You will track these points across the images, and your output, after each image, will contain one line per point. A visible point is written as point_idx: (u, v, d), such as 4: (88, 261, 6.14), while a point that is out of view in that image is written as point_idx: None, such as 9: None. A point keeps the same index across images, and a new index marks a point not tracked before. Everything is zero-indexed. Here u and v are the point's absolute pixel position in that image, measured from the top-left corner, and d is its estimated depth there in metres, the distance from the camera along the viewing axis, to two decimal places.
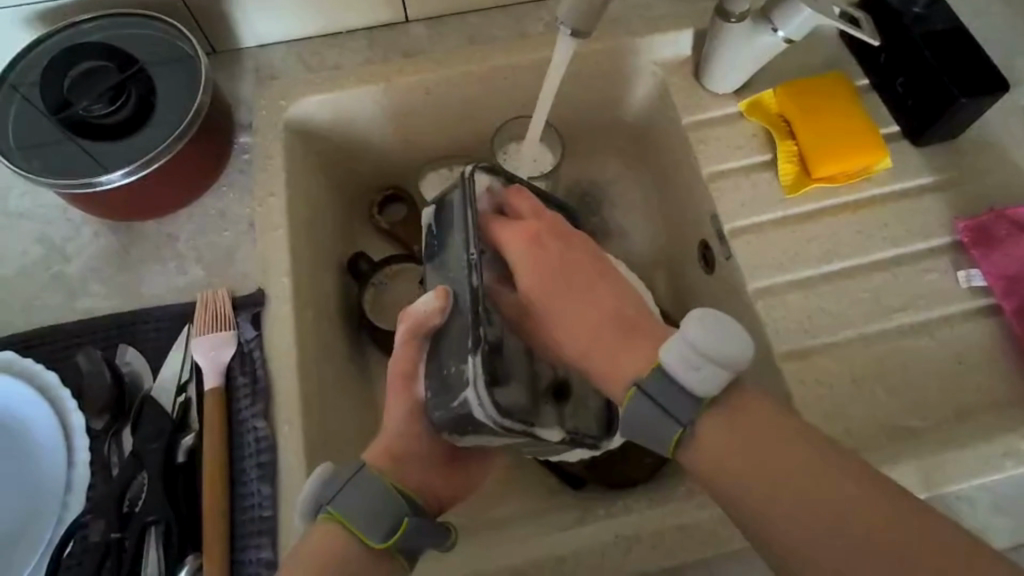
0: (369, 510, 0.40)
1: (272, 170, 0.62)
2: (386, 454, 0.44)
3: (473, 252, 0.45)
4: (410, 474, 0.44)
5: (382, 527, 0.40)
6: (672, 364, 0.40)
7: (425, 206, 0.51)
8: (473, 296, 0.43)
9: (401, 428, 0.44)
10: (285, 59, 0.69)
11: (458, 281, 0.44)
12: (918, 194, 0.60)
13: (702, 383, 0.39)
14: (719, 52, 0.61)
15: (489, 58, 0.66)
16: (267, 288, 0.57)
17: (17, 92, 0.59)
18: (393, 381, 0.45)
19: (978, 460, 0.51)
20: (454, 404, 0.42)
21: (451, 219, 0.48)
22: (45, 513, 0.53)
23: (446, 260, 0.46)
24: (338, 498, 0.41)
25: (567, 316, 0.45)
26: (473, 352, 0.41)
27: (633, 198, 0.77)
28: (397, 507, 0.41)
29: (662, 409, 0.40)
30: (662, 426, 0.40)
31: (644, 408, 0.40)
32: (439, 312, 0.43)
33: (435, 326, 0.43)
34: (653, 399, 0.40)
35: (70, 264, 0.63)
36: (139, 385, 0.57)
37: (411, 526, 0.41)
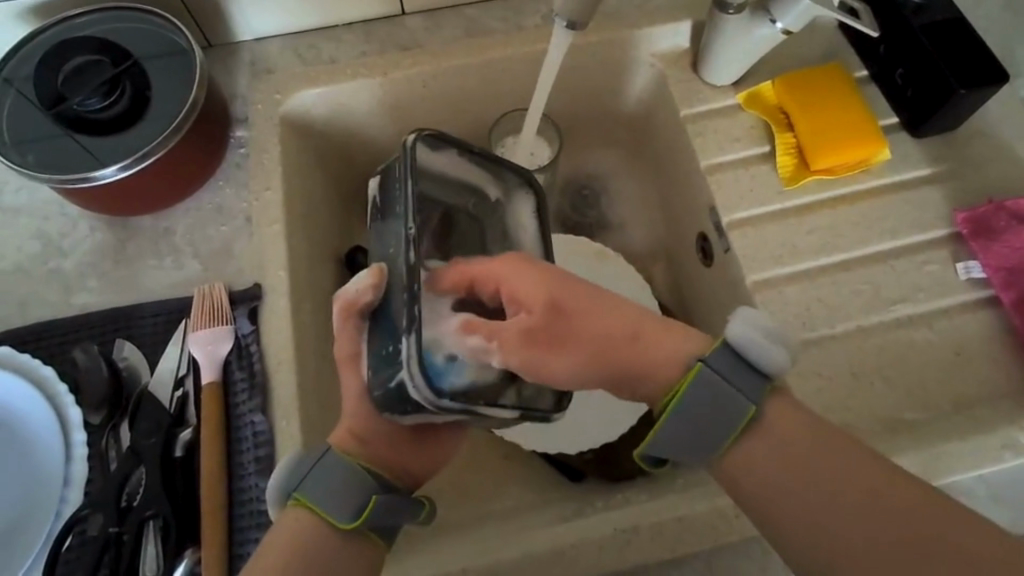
0: (336, 491, 0.40)
1: (268, 164, 0.61)
2: (348, 434, 0.43)
3: (411, 225, 0.42)
4: (378, 451, 0.44)
5: (348, 508, 0.40)
6: (742, 339, 0.39)
7: (368, 180, 0.47)
8: (408, 271, 0.40)
9: (356, 406, 0.44)
10: (281, 52, 0.68)
11: (393, 256, 0.42)
12: (918, 186, 0.60)
13: (775, 357, 0.39)
14: (717, 44, 0.61)
15: (486, 51, 0.66)
16: (264, 282, 0.57)
17: (11, 87, 0.59)
18: (341, 363, 0.44)
19: (977, 452, 0.51)
20: (392, 382, 0.40)
21: (393, 192, 0.44)
22: (43, 508, 0.53)
23: (385, 238, 0.43)
24: (303, 482, 0.41)
25: (597, 316, 0.42)
26: (407, 331, 0.39)
27: (631, 191, 0.77)
28: (365, 484, 0.41)
29: (728, 383, 0.39)
30: (732, 403, 0.39)
31: (711, 385, 0.39)
32: (370, 289, 0.41)
33: (367, 303, 0.42)
34: (721, 373, 0.39)
35: (66, 259, 0.63)
36: (137, 380, 0.57)
37: (380, 504, 0.41)
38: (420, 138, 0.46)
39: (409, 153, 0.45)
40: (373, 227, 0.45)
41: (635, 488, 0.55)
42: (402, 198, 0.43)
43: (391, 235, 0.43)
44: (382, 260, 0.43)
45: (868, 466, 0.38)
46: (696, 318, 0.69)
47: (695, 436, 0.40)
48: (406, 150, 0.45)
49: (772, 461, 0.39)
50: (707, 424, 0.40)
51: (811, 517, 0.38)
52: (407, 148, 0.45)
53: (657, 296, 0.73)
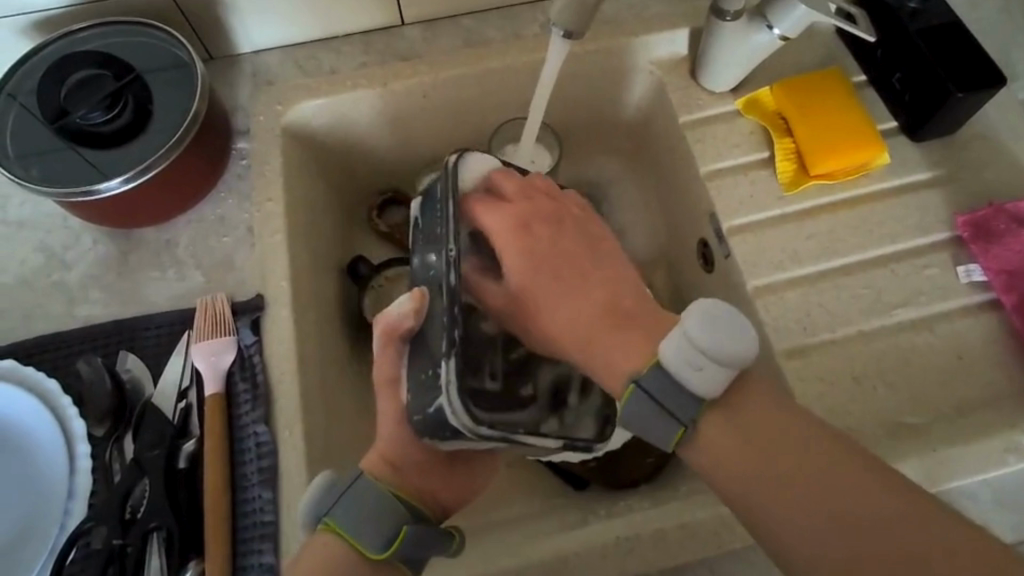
0: (366, 519, 0.40)
1: (270, 175, 0.62)
2: (380, 460, 0.43)
3: (452, 247, 0.44)
4: (409, 478, 0.43)
5: (379, 537, 0.40)
6: (673, 362, 0.39)
7: (413, 199, 0.50)
8: (449, 294, 0.42)
9: (392, 434, 0.43)
10: (281, 63, 0.69)
11: (433, 278, 0.44)
12: (917, 190, 0.60)
13: (704, 379, 0.38)
14: (715, 51, 0.61)
15: (485, 60, 0.66)
16: (266, 292, 0.57)
17: (14, 101, 0.59)
18: (380, 387, 0.44)
19: (980, 456, 0.51)
20: (431, 408, 0.41)
21: (435, 212, 0.47)
22: (48, 520, 0.53)
23: (426, 259, 0.45)
24: (334, 508, 0.41)
25: (558, 303, 0.44)
26: (446, 355, 0.41)
27: (631, 198, 0.77)
28: (396, 514, 0.41)
29: (659, 405, 0.39)
30: (663, 423, 0.39)
31: (644, 405, 0.39)
32: (412, 314, 0.42)
33: (408, 329, 0.43)
34: (653, 395, 0.39)
35: (69, 271, 0.63)
36: (140, 391, 0.57)
37: (410, 536, 0.40)
38: (462, 157, 0.48)
39: (451, 173, 0.47)
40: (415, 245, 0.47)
41: (639, 495, 0.55)
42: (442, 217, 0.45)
43: (430, 255, 0.45)
44: (425, 284, 0.44)
45: (860, 471, 0.36)
46: None
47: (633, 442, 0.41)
48: (447, 170, 0.48)
49: (758, 458, 0.38)
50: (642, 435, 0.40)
51: (797, 520, 0.36)
52: (447, 169, 0.48)
53: (657, 302, 0.73)
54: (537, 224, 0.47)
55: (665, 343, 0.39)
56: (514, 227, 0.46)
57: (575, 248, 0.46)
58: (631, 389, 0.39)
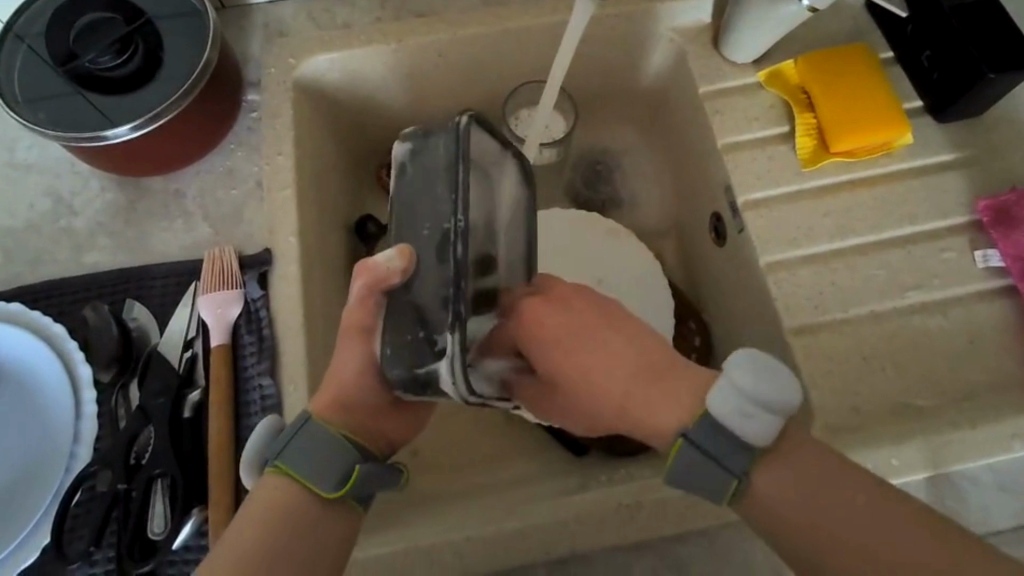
0: (320, 460, 0.39)
1: (279, 129, 0.61)
2: (333, 404, 0.42)
3: (460, 216, 0.38)
4: (360, 421, 0.43)
5: (332, 478, 0.39)
6: (720, 412, 0.37)
7: (398, 140, 0.43)
8: (456, 267, 0.37)
9: (348, 377, 0.42)
10: (294, 15, 0.67)
11: (431, 244, 0.39)
12: (939, 171, 0.59)
13: (757, 432, 0.37)
14: (740, 20, 0.59)
15: (504, 20, 0.64)
16: (274, 249, 0.57)
17: (21, 43, 0.58)
18: (349, 334, 0.42)
19: (986, 440, 0.51)
20: (420, 368, 0.38)
21: (435, 173, 0.40)
22: (55, 461, 0.54)
23: (420, 215, 0.40)
24: (284, 451, 0.40)
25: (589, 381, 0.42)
26: (452, 328, 0.36)
27: (645, 168, 0.77)
28: (348, 455, 0.40)
29: (712, 457, 0.37)
30: (713, 474, 0.37)
31: (694, 463, 0.37)
32: (400, 272, 0.39)
33: (394, 286, 0.39)
34: (703, 452, 0.37)
35: (77, 218, 0.63)
36: (146, 340, 0.57)
37: (363, 475, 0.40)
38: (472, 120, 0.41)
39: (460, 136, 0.40)
40: (399, 203, 0.41)
41: (640, 464, 0.55)
42: (450, 187, 0.39)
43: (432, 215, 0.39)
44: (412, 241, 0.40)
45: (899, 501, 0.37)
46: (707, 297, 0.68)
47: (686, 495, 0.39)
48: (459, 130, 0.41)
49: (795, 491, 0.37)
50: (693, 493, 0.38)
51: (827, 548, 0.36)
52: (457, 130, 0.40)
53: (669, 276, 0.73)
54: (549, 304, 0.43)
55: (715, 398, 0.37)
56: (530, 317, 0.43)
57: (595, 316, 0.42)
58: (681, 449, 0.37)
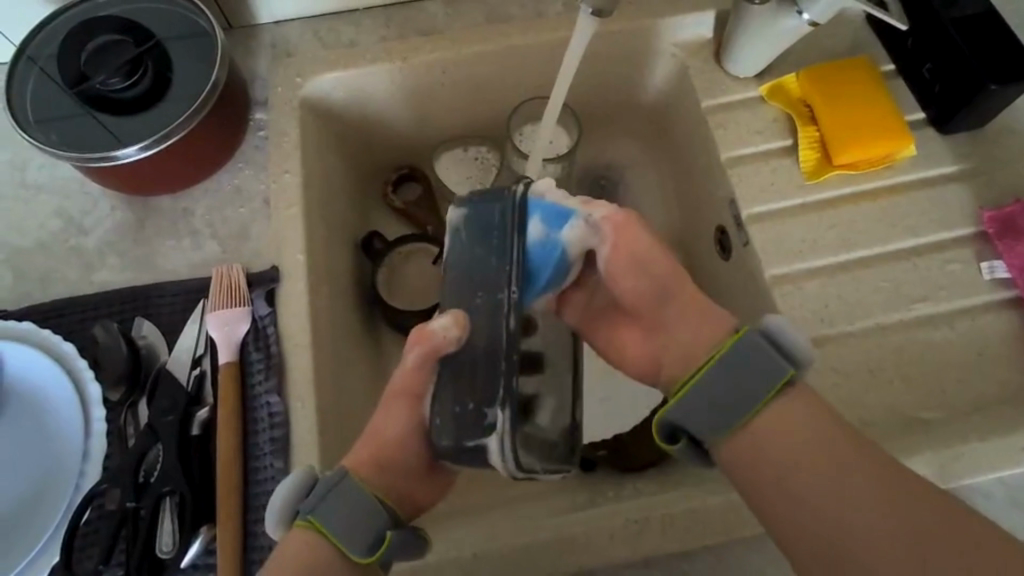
0: (352, 519, 0.38)
1: (287, 147, 0.61)
2: (371, 463, 0.41)
3: (514, 290, 0.40)
4: (395, 483, 0.41)
5: (364, 541, 0.38)
6: (774, 327, 0.40)
7: (449, 208, 0.44)
8: (507, 345, 0.39)
9: (392, 438, 0.41)
10: (301, 35, 0.68)
11: (482, 315, 0.40)
12: (942, 183, 0.59)
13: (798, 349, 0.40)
14: (741, 35, 0.60)
15: (508, 37, 0.65)
16: (281, 266, 0.57)
17: (34, 65, 0.59)
18: (396, 396, 0.41)
19: (998, 453, 0.50)
20: (470, 442, 0.39)
21: (491, 242, 0.42)
22: (64, 480, 0.54)
23: (469, 284, 0.41)
24: (320, 506, 0.39)
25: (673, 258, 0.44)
26: (502, 403, 0.38)
27: (649, 181, 0.77)
28: (381, 518, 0.39)
29: (769, 350, 0.39)
30: (761, 376, 0.38)
31: (751, 349, 0.38)
32: (454, 340, 0.40)
33: (449, 353, 0.40)
34: (758, 345, 0.38)
35: (87, 237, 0.63)
36: (155, 358, 0.57)
37: (394, 540, 0.39)
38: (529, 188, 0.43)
39: (516, 210, 0.42)
40: (453, 270, 0.42)
41: (648, 478, 0.55)
42: (503, 259, 0.41)
43: (483, 283, 0.41)
44: (462, 305, 0.41)
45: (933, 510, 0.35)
46: None
47: (711, 409, 0.38)
48: (513, 202, 0.42)
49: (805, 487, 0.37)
50: (729, 404, 0.38)
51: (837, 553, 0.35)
52: (513, 203, 0.42)
53: None
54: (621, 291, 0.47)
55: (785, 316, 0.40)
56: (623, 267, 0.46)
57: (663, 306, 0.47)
58: (742, 332, 0.39)
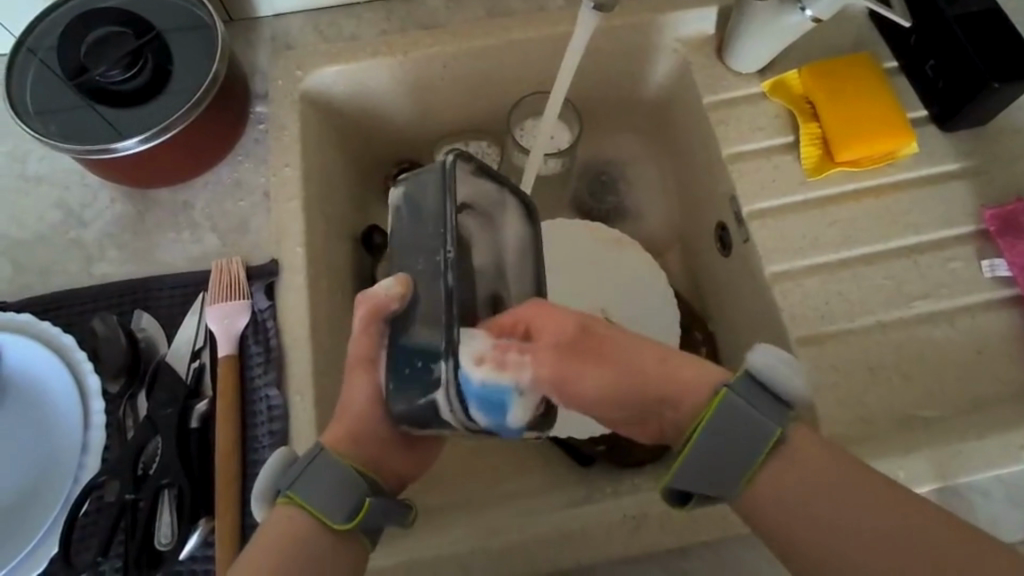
0: (329, 492, 0.39)
1: (287, 141, 0.61)
2: (344, 436, 0.42)
3: (450, 248, 0.39)
4: (370, 453, 0.42)
5: (343, 509, 0.39)
6: (761, 369, 0.39)
7: (391, 188, 0.42)
8: (447, 298, 0.38)
9: (358, 409, 0.42)
10: (302, 28, 0.68)
11: (424, 277, 0.39)
12: (944, 180, 0.59)
13: (791, 390, 0.40)
14: (743, 30, 0.60)
15: (509, 31, 0.65)
16: (281, 260, 0.57)
17: (33, 57, 0.58)
18: (356, 365, 0.42)
19: (996, 451, 0.50)
20: (421, 399, 0.38)
21: (425, 208, 0.41)
22: (63, 471, 0.54)
23: (412, 252, 0.40)
24: (297, 482, 0.39)
25: (600, 343, 0.41)
26: (446, 355, 0.37)
27: (650, 178, 0.77)
28: (359, 487, 0.40)
29: (753, 407, 0.38)
30: (755, 432, 0.38)
31: (738, 411, 0.38)
32: (397, 298, 0.39)
33: (393, 312, 0.39)
34: (745, 400, 0.38)
35: (87, 229, 0.63)
36: (154, 351, 0.57)
37: (373, 506, 0.40)
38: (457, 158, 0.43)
39: (446, 175, 0.41)
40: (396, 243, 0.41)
41: (646, 474, 0.55)
42: (440, 222, 0.40)
43: (421, 248, 0.40)
44: (407, 270, 0.40)
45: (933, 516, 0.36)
46: (712, 307, 0.68)
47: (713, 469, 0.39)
48: (443, 169, 0.41)
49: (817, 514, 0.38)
50: (727, 460, 0.38)
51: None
52: (443, 170, 0.41)
53: (675, 285, 0.73)
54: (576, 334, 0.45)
55: (755, 350, 0.40)
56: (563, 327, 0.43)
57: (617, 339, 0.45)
58: (723, 394, 0.38)
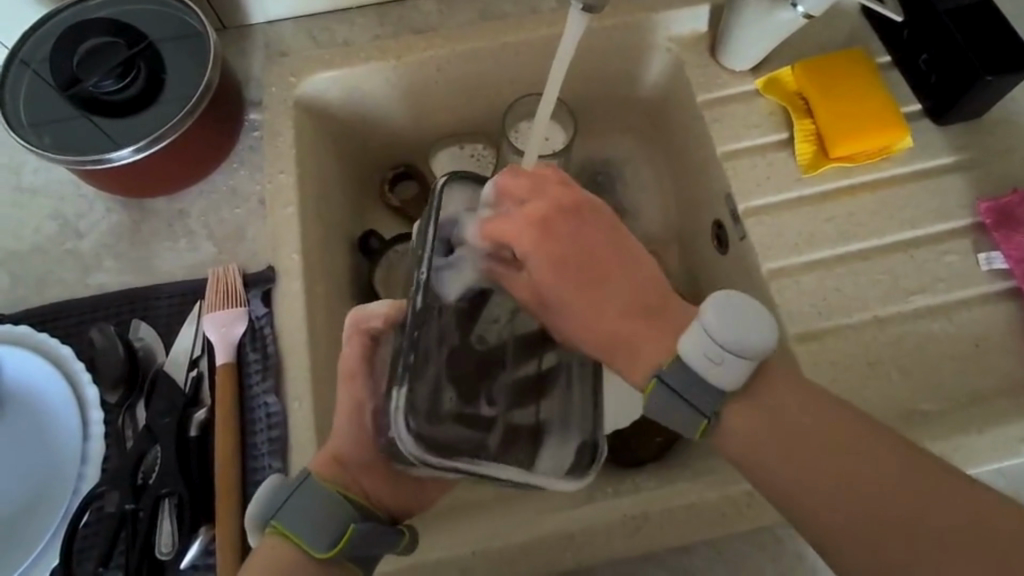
0: (313, 520, 0.40)
1: (281, 148, 0.61)
2: (331, 459, 0.42)
3: (421, 269, 0.39)
4: (355, 478, 0.42)
5: (325, 537, 0.39)
6: (692, 358, 0.38)
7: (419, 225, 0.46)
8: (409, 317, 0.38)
9: (343, 430, 0.42)
10: (295, 34, 0.68)
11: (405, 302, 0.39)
12: (939, 174, 0.59)
13: (729, 377, 0.38)
14: (736, 28, 0.60)
15: (500, 35, 0.65)
16: (277, 266, 0.57)
17: (27, 68, 0.58)
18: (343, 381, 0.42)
19: (995, 444, 0.50)
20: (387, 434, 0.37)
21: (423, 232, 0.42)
22: (63, 482, 0.54)
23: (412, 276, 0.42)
24: (281, 512, 0.40)
25: (560, 301, 0.41)
26: (399, 381, 0.36)
27: (646, 176, 0.77)
28: (343, 512, 0.40)
29: (681, 399, 0.38)
30: (687, 416, 0.39)
31: (667, 399, 0.39)
32: (379, 315, 0.41)
33: (377, 328, 0.41)
34: (676, 390, 0.38)
35: (82, 240, 0.63)
36: (152, 360, 0.57)
37: (355, 535, 0.40)
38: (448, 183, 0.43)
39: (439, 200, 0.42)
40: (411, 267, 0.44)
41: (647, 474, 0.55)
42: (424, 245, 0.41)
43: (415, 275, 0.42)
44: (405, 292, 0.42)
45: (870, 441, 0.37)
46: None
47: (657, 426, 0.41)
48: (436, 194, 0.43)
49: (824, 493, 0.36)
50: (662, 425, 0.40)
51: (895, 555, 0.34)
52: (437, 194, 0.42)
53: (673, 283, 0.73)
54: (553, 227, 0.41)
55: (683, 337, 0.38)
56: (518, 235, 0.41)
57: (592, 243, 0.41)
58: (653, 383, 0.39)
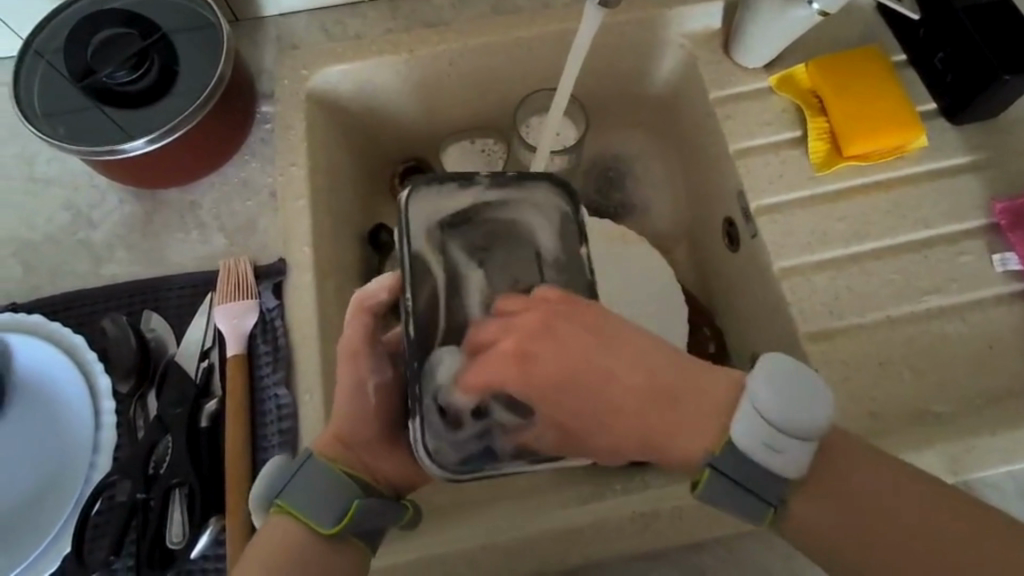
0: (318, 497, 0.40)
1: (293, 141, 0.61)
2: (336, 440, 0.42)
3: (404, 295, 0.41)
4: (360, 456, 0.42)
5: (329, 513, 0.40)
6: (747, 442, 0.37)
7: None
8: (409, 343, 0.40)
9: (347, 412, 0.43)
10: (307, 27, 0.68)
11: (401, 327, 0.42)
12: (954, 174, 0.59)
13: (787, 459, 0.37)
14: (750, 25, 0.59)
15: (513, 30, 0.65)
16: (289, 259, 0.57)
17: (41, 59, 0.59)
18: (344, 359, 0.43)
19: (1008, 445, 0.50)
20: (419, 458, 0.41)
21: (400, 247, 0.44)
22: (75, 470, 0.55)
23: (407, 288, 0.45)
24: (286, 489, 0.40)
25: (586, 431, 0.38)
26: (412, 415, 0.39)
27: (657, 173, 0.77)
28: (347, 490, 0.41)
29: (738, 483, 0.38)
30: (752, 506, 0.38)
31: (724, 489, 0.38)
32: (381, 289, 0.44)
33: (380, 301, 0.44)
34: (732, 476, 0.37)
35: (95, 230, 0.64)
36: (163, 350, 0.58)
37: (358, 513, 0.40)
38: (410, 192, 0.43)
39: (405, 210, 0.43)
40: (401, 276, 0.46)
41: None
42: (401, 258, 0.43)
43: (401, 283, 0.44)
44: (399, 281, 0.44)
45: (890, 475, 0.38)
46: (721, 301, 0.68)
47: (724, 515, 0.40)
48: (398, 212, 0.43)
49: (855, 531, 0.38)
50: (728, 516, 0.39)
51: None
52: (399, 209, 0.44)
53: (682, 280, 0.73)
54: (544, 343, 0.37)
55: (735, 424, 0.37)
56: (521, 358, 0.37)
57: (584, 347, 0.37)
58: (705, 472, 0.38)
